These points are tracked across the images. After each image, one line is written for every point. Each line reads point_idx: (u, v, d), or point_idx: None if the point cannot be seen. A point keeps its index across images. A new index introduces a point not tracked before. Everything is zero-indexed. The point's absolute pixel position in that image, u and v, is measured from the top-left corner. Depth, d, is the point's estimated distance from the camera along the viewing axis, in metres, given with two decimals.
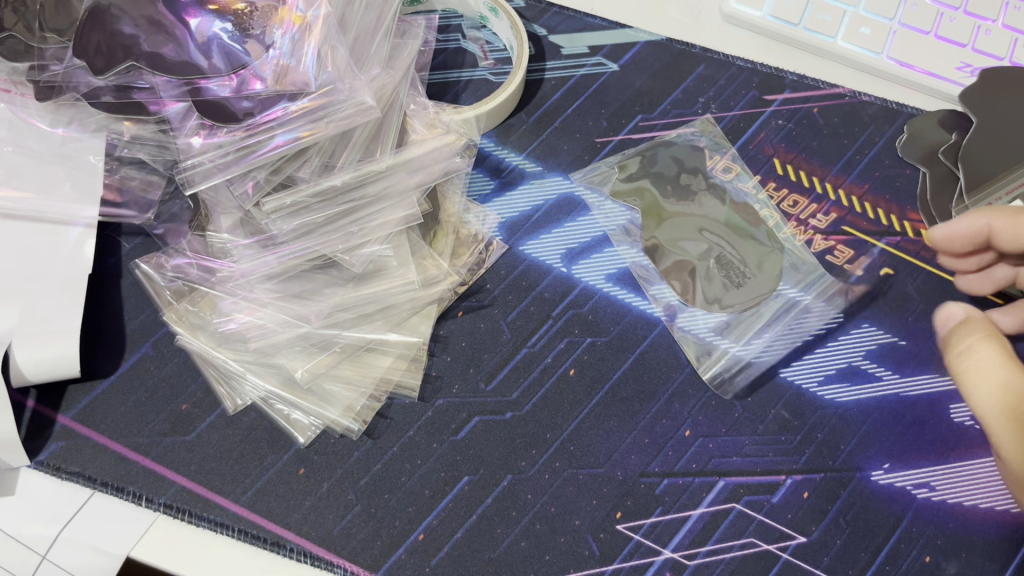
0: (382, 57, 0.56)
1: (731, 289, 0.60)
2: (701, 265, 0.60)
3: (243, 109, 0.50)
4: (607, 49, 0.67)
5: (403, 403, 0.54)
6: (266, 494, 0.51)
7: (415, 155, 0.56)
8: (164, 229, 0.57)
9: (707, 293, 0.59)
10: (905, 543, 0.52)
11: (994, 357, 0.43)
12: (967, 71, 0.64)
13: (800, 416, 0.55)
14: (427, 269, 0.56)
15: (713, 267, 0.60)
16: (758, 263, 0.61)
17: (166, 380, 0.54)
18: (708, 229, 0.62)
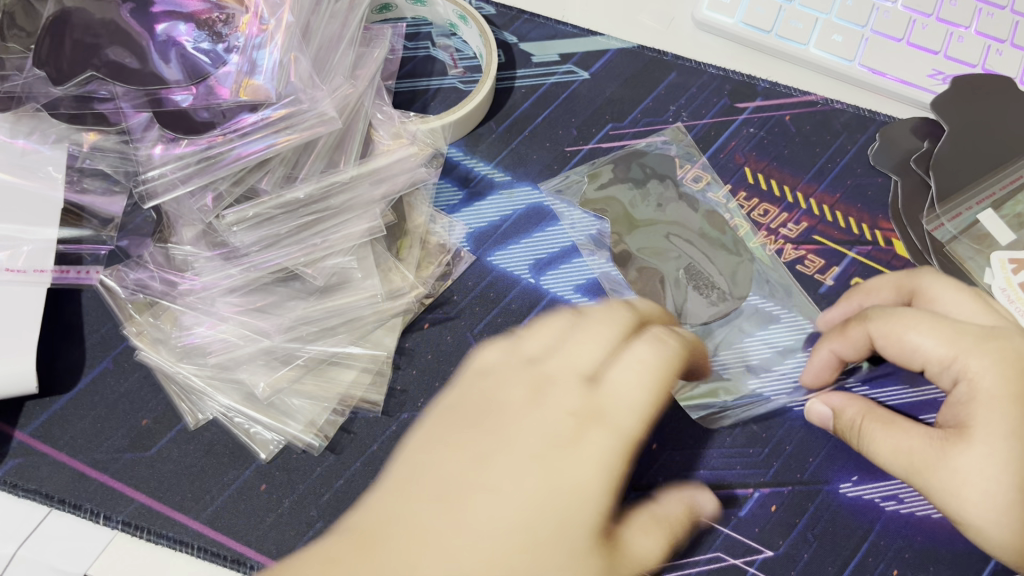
0: (346, 68, 0.55)
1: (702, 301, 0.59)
2: (671, 275, 0.60)
3: (203, 120, 0.50)
4: (578, 56, 0.66)
5: (366, 417, 0.53)
6: (226, 512, 0.51)
7: (381, 165, 0.55)
8: (128, 241, 0.56)
9: (677, 303, 0.59)
10: (872, 556, 0.52)
11: (885, 432, 0.48)
12: (939, 78, 0.63)
13: (768, 429, 0.55)
14: (392, 280, 0.56)
15: (682, 278, 0.60)
16: (730, 273, 0.60)
17: (127, 396, 0.53)
18: (678, 240, 0.62)
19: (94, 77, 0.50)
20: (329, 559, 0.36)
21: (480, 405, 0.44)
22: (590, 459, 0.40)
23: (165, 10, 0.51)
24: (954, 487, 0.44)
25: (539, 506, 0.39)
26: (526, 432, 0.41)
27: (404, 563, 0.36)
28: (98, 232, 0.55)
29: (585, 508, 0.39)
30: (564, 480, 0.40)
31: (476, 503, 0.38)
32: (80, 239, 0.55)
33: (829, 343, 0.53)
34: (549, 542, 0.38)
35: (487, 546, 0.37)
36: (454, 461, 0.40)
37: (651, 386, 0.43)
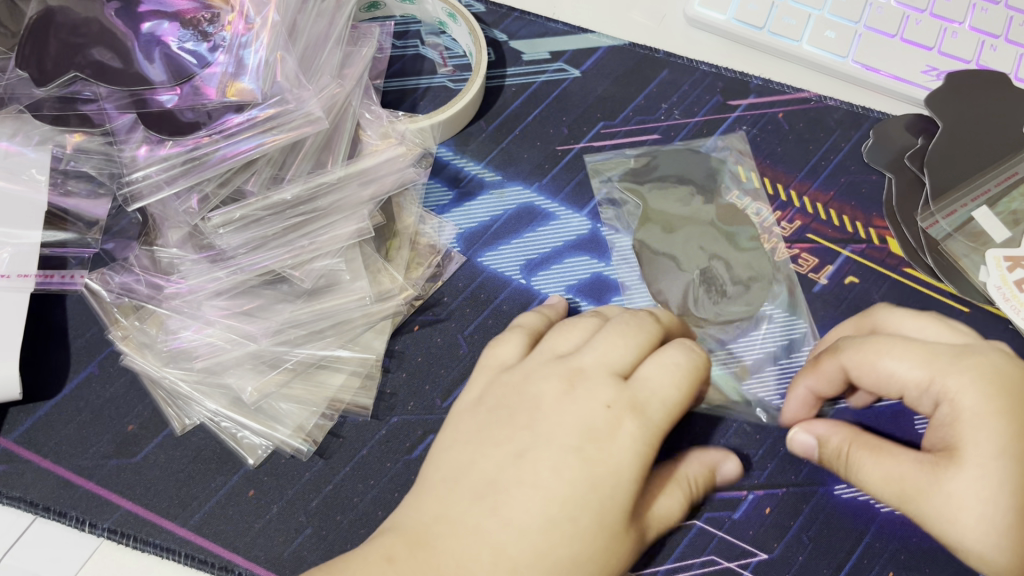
0: (333, 66, 0.54)
1: (710, 305, 0.58)
2: (681, 279, 0.58)
3: (188, 121, 0.49)
4: (568, 54, 0.66)
5: (356, 421, 0.53)
6: (213, 519, 0.50)
7: (369, 165, 0.54)
8: (113, 243, 0.55)
9: (680, 306, 0.57)
10: (867, 558, 0.51)
11: (874, 459, 0.46)
12: (933, 74, 0.63)
13: (762, 430, 0.54)
14: (381, 282, 0.55)
15: (692, 282, 0.58)
16: (740, 277, 0.59)
17: (112, 402, 0.53)
18: (687, 241, 0.60)
19: (77, 78, 0.50)
20: (387, 558, 0.40)
21: (518, 393, 0.45)
22: (623, 449, 0.41)
23: (150, 9, 0.51)
24: (949, 513, 0.41)
25: (578, 496, 0.40)
26: (562, 423, 0.42)
27: (454, 560, 0.39)
28: (82, 235, 0.55)
29: (623, 494, 0.41)
30: (601, 470, 0.41)
31: (515, 497, 0.40)
32: (63, 243, 0.54)
33: (805, 381, 0.51)
34: (592, 528, 0.40)
35: (529, 540, 0.39)
36: (496, 454, 0.42)
37: (683, 386, 0.44)
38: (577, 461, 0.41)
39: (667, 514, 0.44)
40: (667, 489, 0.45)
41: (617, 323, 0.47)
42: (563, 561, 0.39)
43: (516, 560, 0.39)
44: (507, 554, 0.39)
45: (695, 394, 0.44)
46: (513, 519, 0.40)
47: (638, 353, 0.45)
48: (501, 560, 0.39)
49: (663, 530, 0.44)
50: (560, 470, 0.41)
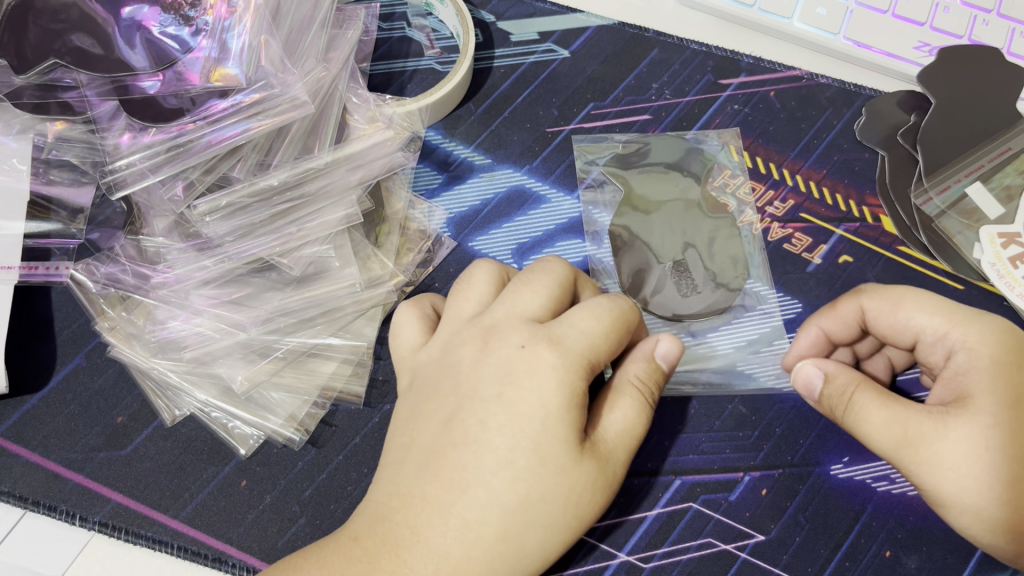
0: (318, 50, 0.53)
1: (691, 293, 0.57)
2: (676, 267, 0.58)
3: (172, 107, 0.48)
4: (557, 34, 0.65)
5: (349, 410, 0.52)
6: (205, 510, 0.49)
7: (357, 151, 0.53)
8: (98, 234, 0.54)
9: (674, 296, 0.56)
10: (864, 538, 0.51)
11: (880, 407, 0.43)
12: (925, 50, 0.62)
13: (758, 411, 0.54)
14: (371, 268, 0.54)
15: (669, 271, 0.57)
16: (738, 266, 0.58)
17: (100, 393, 0.52)
18: (686, 228, 0.59)
19: (57, 65, 0.48)
20: (352, 537, 0.41)
21: (441, 363, 0.45)
22: (544, 380, 0.41)
23: None
24: (958, 460, 0.41)
25: (509, 441, 0.40)
26: (482, 377, 0.43)
27: (408, 529, 0.40)
28: (65, 225, 0.53)
29: (554, 426, 0.41)
30: (525, 408, 0.41)
31: (453, 459, 0.41)
32: (46, 234, 0.53)
33: (816, 321, 0.51)
34: (533, 467, 0.40)
35: (474, 496, 0.40)
36: (429, 423, 0.43)
37: (604, 318, 0.44)
38: (501, 408, 0.41)
39: (626, 425, 0.44)
40: (613, 403, 0.44)
41: (526, 277, 0.46)
42: (511, 505, 0.40)
43: (466, 518, 0.40)
44: (457, 514, 0.40)
45: (621, 328, 0.44)
46: (454, 479, 0.40)
47: (549, 296, 0.45)
48: (451, 519, 0.40)
49: (631, 440, 0.44)
50: (488, 421, 0.41)
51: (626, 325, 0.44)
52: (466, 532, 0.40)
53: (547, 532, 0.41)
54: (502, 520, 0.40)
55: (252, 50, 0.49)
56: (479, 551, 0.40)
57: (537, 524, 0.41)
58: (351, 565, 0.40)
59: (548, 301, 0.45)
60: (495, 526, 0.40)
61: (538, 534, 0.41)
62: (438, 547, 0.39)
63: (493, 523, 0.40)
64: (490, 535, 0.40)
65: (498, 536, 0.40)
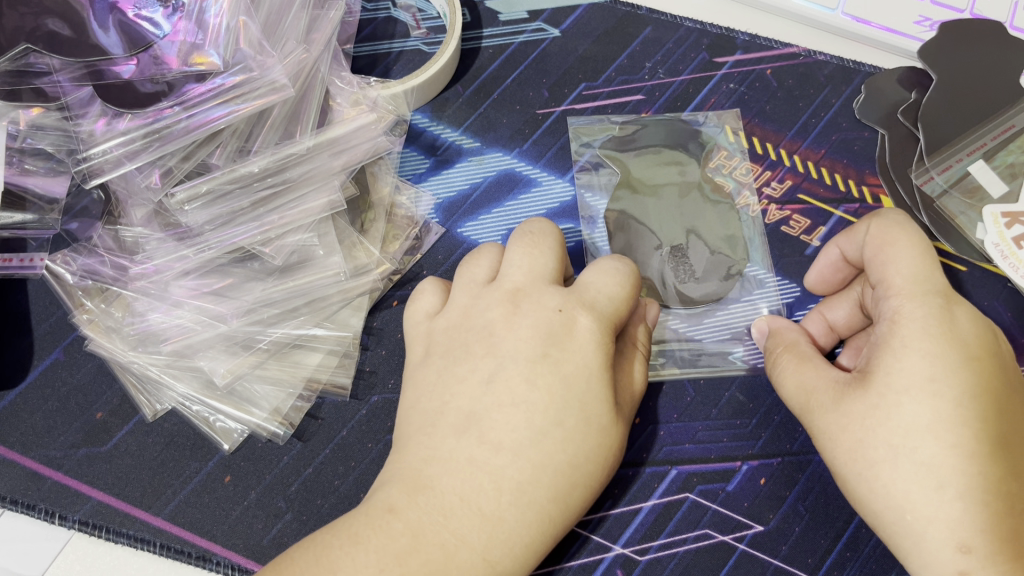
0: (299, 31, 0.51)
1: (688, 280, 0.55)
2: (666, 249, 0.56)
3: (148, 92, 0.47)
4: (547, 14, 0.63)
5: (334, 402, 0.51)
6: (189, 506, 0.48)
7: (339, 135, 0.52)
8: (76, 224, 0.52)
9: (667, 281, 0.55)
10: (866, 527, 0.49)
11: (796, 367, 0.46)
12: (926, 24, 0.62)
13: (755, 399, 0.52)
14: (357, 256, 0.52)
15: (666, 257, 0.55)
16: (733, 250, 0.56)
17: (79, 389, 0.51)
18: (680, 211, 0.57)
19: (28, 50, 0.46)
20: (388, 509, 0.39)
21: (465, 326, 0.44)
22: (586, 342, 0.42)
23: None
24: (836, 430, 0.42)
25: (557, 403, 0.40)
26: (523, 339, 0.42)
27: (454, 495, 0.39)
28: (42, 215, 0.50)
29: (597, 385, 0.41)
30: (570, 369, 0.41)
31: (499, 421, 0.40)
32: (21, 224, 0.50)
33: (837, 241, 0.49)
34: (581, 427, 0.41)
35: (524, 458, 0.40)
36: (466, 384, 0.42)
37: (624, 283, 0.44)
38: (548, 368, 0.41)
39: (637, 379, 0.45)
40: (627, 363, 0.45)
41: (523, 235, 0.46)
42: (561, 466, 0.40)
43: (519, 481, 0.39)
44: (507, 477, 0.39)
45: (637, 290, 0.45)
46: (502, 441, 0.40)
47: (559, 257, 0.45)
48: (505, 486, 0.39)
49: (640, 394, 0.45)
50: (535, 381, 0.41)
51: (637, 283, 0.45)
52: (519, 494, 0.39)
53: (587, 490, 0.42)
54: (554, 480, 0.40)
55: (229, 32, 0.47)
56: (531, 512, 0.40)
57: (581, 484, 0.41)
58: (394, 540, 0.38)
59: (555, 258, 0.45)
60: (546, 487, 0.40)
61: (581, 493, 0.41)
62: (490, 513, 0.39)
63: (544, 484, 0.40)
64: (544, 494, 0.40)
65: (548, 497, 0.40)
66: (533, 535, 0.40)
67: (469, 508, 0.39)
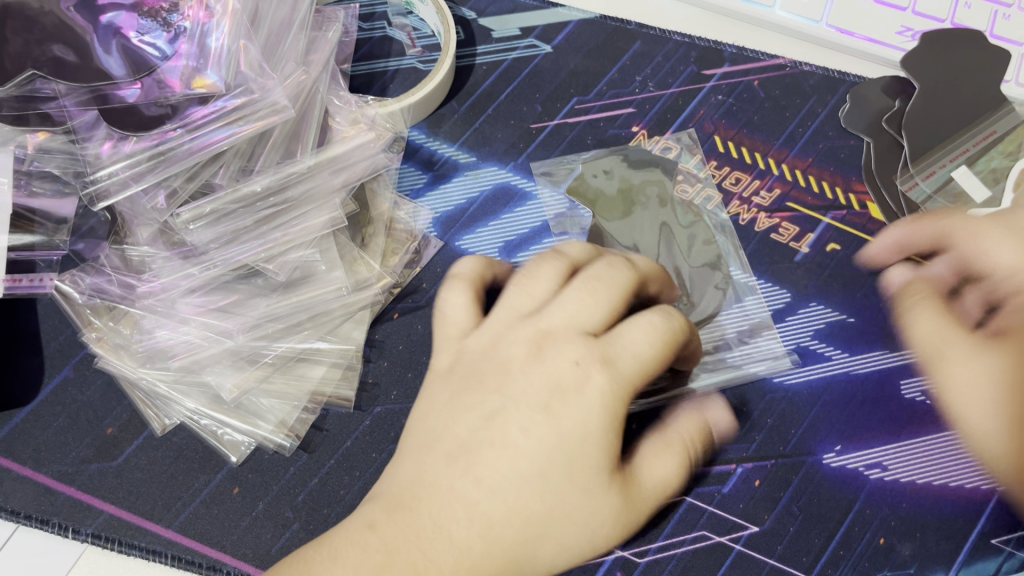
0: (297, 52, 0.53)
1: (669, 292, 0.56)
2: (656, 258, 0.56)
3: (152, 115, 0.48)
4: (539, 30, 0.65)
5: (339, 414, 0.52)
6: (199, 518, 0.49)
7: (340, 153, 0.53)
8: (83, 244, 0.53)
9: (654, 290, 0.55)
10: (858, 526, 0.51)
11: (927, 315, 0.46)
12: (908, 35, 0.63)
13: (749, 403, 0.54)
14: (358, 270, 0.54)
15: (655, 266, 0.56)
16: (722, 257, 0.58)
17: (89, 406, 0.52)
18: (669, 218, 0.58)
19: (34, 76, 0.47)
20: (367, 524, 0.41)
21: (488, 358, 0.45)
22: (592, 400, 0.42)
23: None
24: (969, 383, 0.43)
25: (547, 454, 0.41)
26: (532, 385, 0.43)
27: (430, 519, 0.40)
28: (51, 236, 0.51)
29: (590, 447, 0.42)
30: (567, 424, 0.42)
31: (489, 458, 0.41)
32: (32, 246, 0.51)
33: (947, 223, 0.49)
34: (563, 481, 0.41)
35: (503, 498, 0.41)
36: (467, 416, 0.43)
37: (656, 342, 0.44)
38: (545, 418, 0.42)
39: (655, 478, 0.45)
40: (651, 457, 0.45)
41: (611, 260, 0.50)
42: (536, 514, 0.41)
43: (492, 517, 0.41)
44: (483, 512, 0.41)
45: (675, 343, 0.45)
46: (485, 476, 0.41)
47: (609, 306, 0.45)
48: (477, 521, 0.40)
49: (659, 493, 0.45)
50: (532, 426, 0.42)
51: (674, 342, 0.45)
52: (489, 530, 0.40)
53: (559, 548, 0.42)
54: (529, 526, 0.41)
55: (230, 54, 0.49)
56: (498, 552, 0.41)
57: (554, 538, 0.42)
58: (368, 554, 0.40)
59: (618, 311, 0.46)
60: (515, 531, 0.41)
61: (552, 546, 0.42)
62: (459, 542, 0.40)
63: (517, 528, 0.41)
64: (515, 537, 0.41)
65: (516, 541, 0.41)
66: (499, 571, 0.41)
67: (439, 532, 0.40)
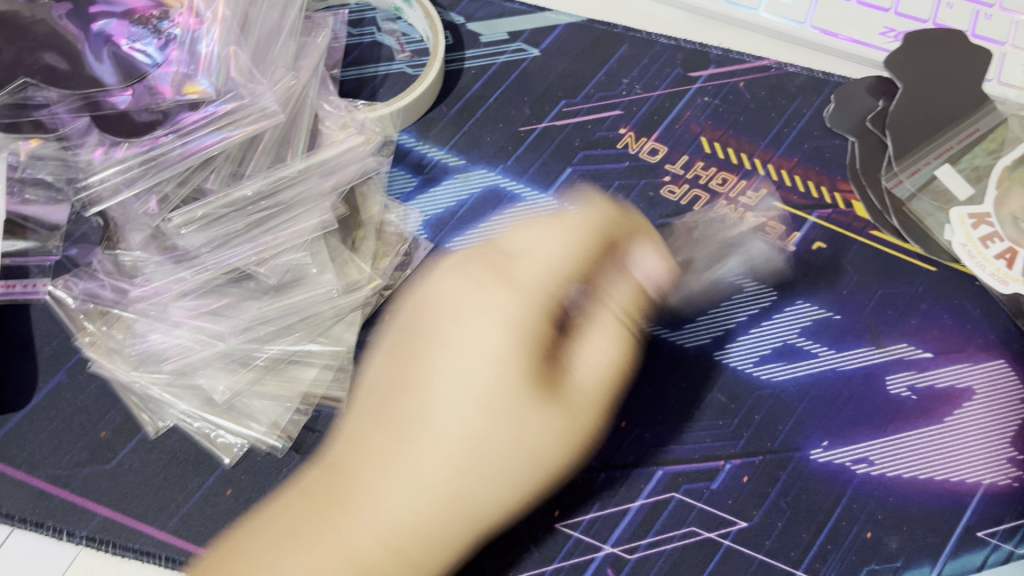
0: (287, 59, 0.53)
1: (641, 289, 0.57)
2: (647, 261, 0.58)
3: (143, 121, 0.49)
4: (527, 34, 0.65)
5: (330, 414, 0.53)
6: (192, 519, 0.50)
7: (330, 157, 0.54)
8: (76, 249, 0.53)
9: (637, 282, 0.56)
10: (846, 520, 0.51)
11: None
12: (891, 36, 0.64)
13: (736, 399, 0.54)
14: (348, 273, 0.54)
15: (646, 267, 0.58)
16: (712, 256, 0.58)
17: (83, 409, 0.53)
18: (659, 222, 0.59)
19: (28, 84, 0.48)
20: (310, 494, 0.41)
21: (417, 326, 0.46)
22: (494, 328, 0.45)
23: (101, 9, 0.50)
24: None
25: (487, 408, 0.43)
26: (466, 333, 0.45)
27: (369, 497, 0.40)
28: (43, 243, 0.52)
29: (512, 375, 0.43)
30: (489, 368, 0.43)
31: (425, 427, 0.42)
32: (23, 252, 0.53)
33: None
34: (508, 442, 0.42)
35: (448, 458, 0.41)
36: (393, 389, 0.44)
37: (569, 241, 0.47)
38: (478, 369, 0.43)
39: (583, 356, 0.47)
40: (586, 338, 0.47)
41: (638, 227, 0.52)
42: (479, 470, 0.42)
43: (433, 480, 0.41)
44: (426, 482, 0.41)
45: (585, 251, 0.48)
46: (423, 437, 0.42)
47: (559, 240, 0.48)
48: (419, 485, 0.41)
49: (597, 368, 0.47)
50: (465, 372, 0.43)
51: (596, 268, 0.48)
52: (434, 498, 0.41)
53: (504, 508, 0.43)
54: (479, 493, 0.42)
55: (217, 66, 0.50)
56: (445, 518, 0.41)
57: (503, 501, 0.43)
58: (312, 534, 0.40)
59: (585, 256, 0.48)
60: (461, 500, 0.41)
61: (499, 507, 0.43)
62: (397, 509, 0.40)
63: (477, 488, 0.42)
64: (464, 500, 0.41)
65: (462, 511, 0.41)
66: (455, 537, 0.41)
67: (379, 506, 0.40)
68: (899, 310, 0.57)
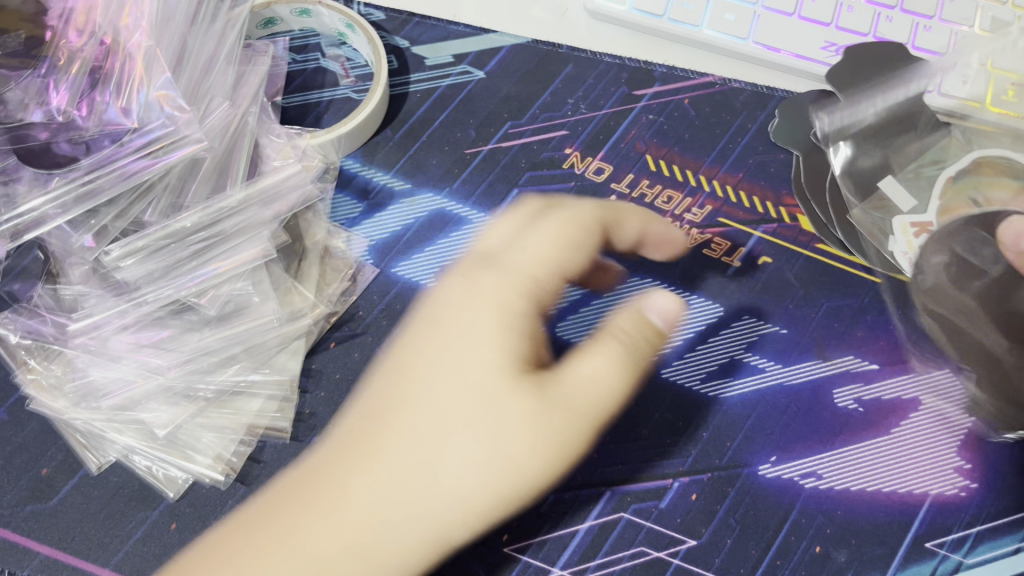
0: (225, 88, 0.55)
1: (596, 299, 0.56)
2: None
3: (66, 153, 0.48)
4: (471, 57, 0.66)
5: (275, 445, 0.52)
6: (134, 557, 0.49)
7: (270, 185, 0.54)
8: (18, 284, 0.53)
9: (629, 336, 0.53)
10: (795, 535, 0.51)
11: None
12: (831, 50, 0.63)
13: (684, 417, 0.54)
14: (292, 301, 0.55)
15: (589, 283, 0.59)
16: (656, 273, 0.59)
17: (25, 446, 0.52)
18: None
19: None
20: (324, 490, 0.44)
21: (379, 405, 0.47)
22: (481, 291, 0.48)
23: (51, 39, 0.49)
24: None
25: (480, 414, 0.45)
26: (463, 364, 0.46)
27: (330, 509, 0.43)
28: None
29: (503, 343, 0.46)
30: (508, 406, 0.45)
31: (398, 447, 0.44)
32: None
33: None
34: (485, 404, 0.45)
35: (367, 508, 0.43)
36: (362, 434, 0.45)
37: (557, 241, 0.51)
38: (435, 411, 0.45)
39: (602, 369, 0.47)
40: (593, 351, 0.47)
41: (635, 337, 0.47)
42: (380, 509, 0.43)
43: (411, 481, 0.43)
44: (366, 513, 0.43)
45: (572, 241, 0.51)
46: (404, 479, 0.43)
47: (557, 236, 0.51)
48: (384, 478, 0.44)
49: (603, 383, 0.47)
50: (481, 318, 0.47)
51: (581, 243, 0.52)
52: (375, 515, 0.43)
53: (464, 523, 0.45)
54: (408, 516, 0.43)
55: (138, 87, 0.49)
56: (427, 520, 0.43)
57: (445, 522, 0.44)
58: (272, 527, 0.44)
59: (570, 248, 0.51)
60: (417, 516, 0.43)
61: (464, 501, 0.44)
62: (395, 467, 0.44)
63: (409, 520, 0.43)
64: (424, 503, 0.43)
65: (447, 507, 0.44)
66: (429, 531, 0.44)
67: (412, 425, 0.45)
68: (845, 322, 0.57)
